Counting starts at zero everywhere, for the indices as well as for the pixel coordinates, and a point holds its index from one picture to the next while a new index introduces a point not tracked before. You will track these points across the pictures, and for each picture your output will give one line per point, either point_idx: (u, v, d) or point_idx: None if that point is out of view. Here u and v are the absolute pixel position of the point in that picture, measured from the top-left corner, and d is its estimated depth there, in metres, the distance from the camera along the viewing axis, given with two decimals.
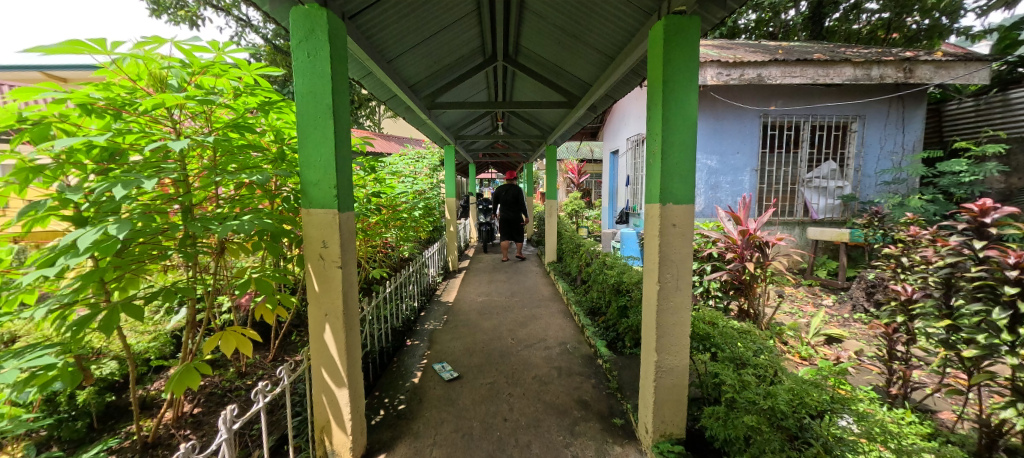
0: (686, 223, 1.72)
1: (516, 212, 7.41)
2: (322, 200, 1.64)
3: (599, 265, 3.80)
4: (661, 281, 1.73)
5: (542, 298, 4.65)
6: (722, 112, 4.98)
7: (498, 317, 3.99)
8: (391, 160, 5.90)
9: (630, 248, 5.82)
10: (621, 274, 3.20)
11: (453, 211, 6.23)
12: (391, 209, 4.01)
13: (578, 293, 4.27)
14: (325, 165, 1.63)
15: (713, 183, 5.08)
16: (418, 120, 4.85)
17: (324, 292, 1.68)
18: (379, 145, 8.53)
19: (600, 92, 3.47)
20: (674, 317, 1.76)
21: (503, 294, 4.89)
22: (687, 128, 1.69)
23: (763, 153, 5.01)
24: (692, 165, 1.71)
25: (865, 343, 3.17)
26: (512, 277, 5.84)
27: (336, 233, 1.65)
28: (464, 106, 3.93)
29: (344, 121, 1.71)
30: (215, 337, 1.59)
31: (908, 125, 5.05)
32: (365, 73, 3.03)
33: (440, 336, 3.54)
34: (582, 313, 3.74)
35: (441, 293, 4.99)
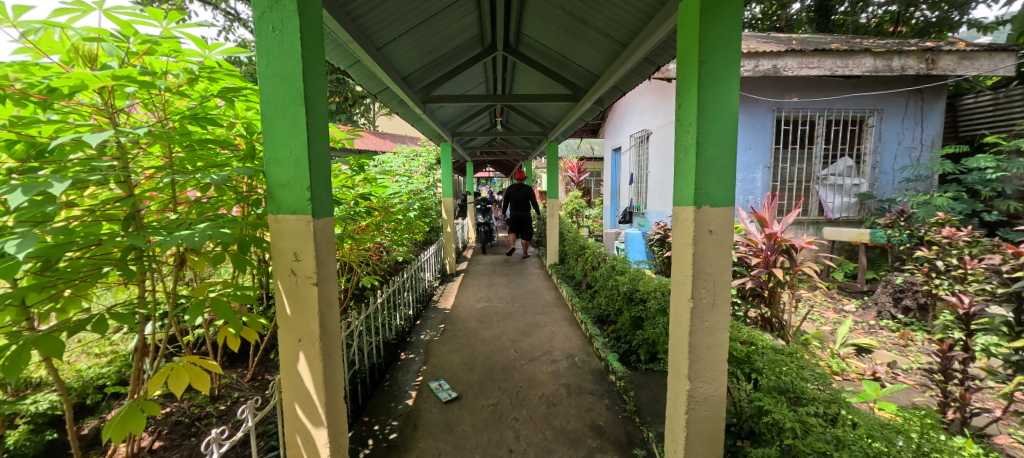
0: (724, 229, 1.47)
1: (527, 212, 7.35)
2: (293, 204, 1.37)
3: (608, 269, 3.53)
4: (694, 297, 1.47)
5: (546, 303, 4.39)
6: None
7: (499, 326, 3.73)
8: (385, 159, 5.63)
9: (634, 249, 5.56)
10: (634, 281, 2.94)
11: (450, 212, 5.96)
12: (380, 211, 3.78)
13: (584, 299, 4.01)
14: (295, 162, 1.36)
15: None
16: (413, 116, 4.57)
17: (297, 314, 1.42)
18: (373, 143, 8.25)
19: (608, 84, 3.22)
20: (709, 339, 1.50)
21: (504, 299, 4.61)
22: (725, 116, 1.43)
23: (775, 149, 4.76)
24: (731, 160, 1.45)
25: (898, 354, 2.93)
26: (512, 280, 5.57)
27: (310, 245, 1.38)
28: (461, 100, 3.67)
29: (320, 110, 1.43)
30: (165, 370, 1.32)
31: (928, 119, 4.82)
32: (353, 61, 2.75)
33: (436, 348, 3.28)
34: (589, 321, 3.49)
35: (439, 298, 4.73)
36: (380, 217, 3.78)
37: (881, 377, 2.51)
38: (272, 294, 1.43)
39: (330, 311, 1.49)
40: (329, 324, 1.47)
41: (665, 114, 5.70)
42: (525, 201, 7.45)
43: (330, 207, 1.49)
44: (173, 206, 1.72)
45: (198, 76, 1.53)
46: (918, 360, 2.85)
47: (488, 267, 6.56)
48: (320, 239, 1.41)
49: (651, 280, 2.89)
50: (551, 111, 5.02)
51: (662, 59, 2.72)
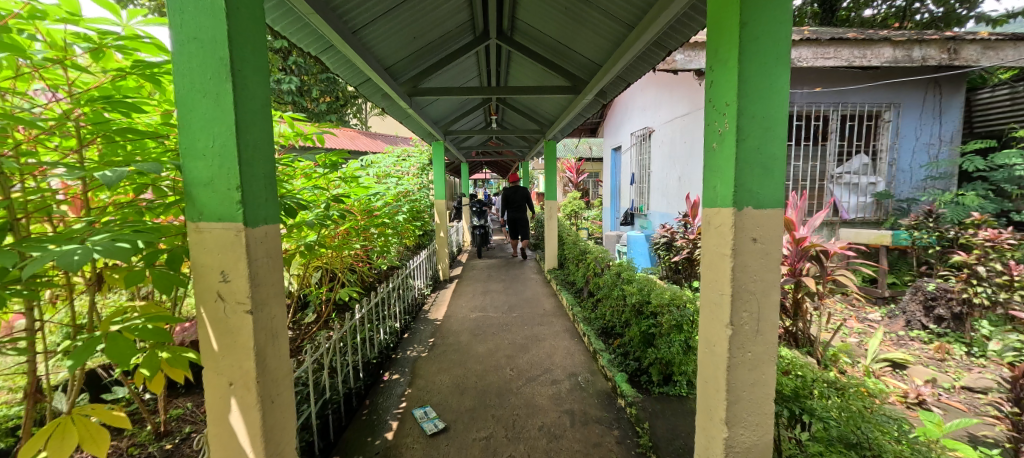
0: (771, 236, 1.16)
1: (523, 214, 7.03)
2: (217, 209, 1.06)
3: (613, 277, 3.22)
4: (733, 324, 1.17)
5: (544, 313, 4.08)
6: None
7: (493, 339, 3.41)
8: (372, 159, 5.32)
9: (636, 253, 5.29)
10: (643, 290, 2.63)
11: (442, 215, 5.63)
12: (358, 214, 3.44)
13: (586, 309, 3.70)
14: (219, 155, 1.04)
15: None
16: (402, 113, 4.27)
17: (226, 350, 1.10)
18: (363, 143, 7.95)
19: (611, 74, 2.92)
20: (752, 374, 1.19)
21: (500, 308, 4.29)
22: (771, 94, 1.12)
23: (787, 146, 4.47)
24: (779, 150, 1.14)
25: (937, 370, 2.64)
26: (509, 286, 5.25)
27: (242, 262, 1.07)
28: (452, 93, 3.36)
29: (258, 89, 1.12)
30: (48, 430, 1.00)
31: (946, 113, 4.55)
32: (325, 46, 2.43)
33: (423, 365, 2.96)
34: (593, 334, 3.18)
35: (430, 307, 4.39)
36: (357, 218, 3.43)
37: (926, 400, 2.21)
38: (197, 325, 1.12)
39: (275, 345, 1.18)
40: (273, 362, 1.16)
41: (668, 110, 5.41)
42: (522, 203, 7.19)
43: (274, 212, 1.18)
44: (91, 210, 1.40)
45: (105, 47, 1.21)
46: (960, 377, 2.56)
47: (483, 272, 6.24)
48: (256, 254, 1.10)
49: (665, 290, 2.58)
50: (549, 105, 4.73)
51: (673, 43, 2.42)
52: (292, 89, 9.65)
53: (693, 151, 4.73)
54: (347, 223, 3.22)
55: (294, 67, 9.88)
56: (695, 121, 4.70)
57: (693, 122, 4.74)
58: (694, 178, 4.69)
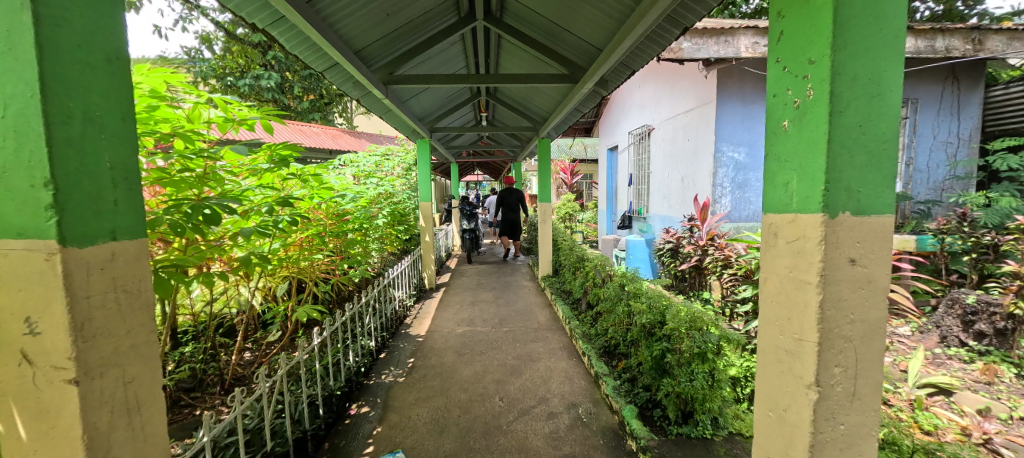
0: (876, 255, 0.79)
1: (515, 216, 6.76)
2: (16, 217, 0.66)
3: (616, 289, 2.84)
4: (820, 384, 0.80)
5: (538, 327, 3.69)
6: (752, 93, 4.08)
7: (481, 360, 3.00)
8: (350, 158, 4.90)
9: (636, 259, 4.98)
10: (654, 308, 2.25)
11: (428, 218, 5.22)
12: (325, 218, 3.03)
13: (585, 324, 3.32)
14: (16, 130, 0.65)
15: (741, 181, 4.18)
16: (381, 106, 3.89)
17: (42, 441, 0.70)
18: (346, 143, 7.53)
19: (614, 59, 2.55)
20: (845, 453, 0.82)
21: (489, 321, 3.89)
22: (877, 45, 0.76)
23: None
24: (887, 128, 0.77)
25: (989, 396, 2.30)
26: (500, 296, 4.85)
27: (58, 302, 0.68)
28: (433, 81, 2.98)
29: (96, 31, 0.72)
30: None
31: (964, 110, 4.29)
32: (275, 18, 2.01)
33: (399, 393, 2.55)
34: (594, 354, 2.80)
35: (412, 320, 3.97)
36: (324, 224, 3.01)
37: (993, 440, 1.87)
38: None
39: (135, 424, 0.78)
40: (126, 455, 0.75)
41: (669, 106, 5.06)
42: (516, 205, 6.86)
43: (133, 218, 0.79)
44: None
45: None
46: (1016, 405, 2.21)
47: (473, 279, 5.83)
48: (88, 290, 0.70)
49: (682, 308, 2.19)
50: (543, 99, 4.38)
51: (690, 19, 2.04)
52: (273, 86, 9.17)
53: (697, 149, 4.39)
54: (310, 229, 2.81)
55: (273, 62, 9.38)
56: (699, 118, 4.37)
57: (696, 119, 4.42)
58: (699, 179, 4.36)
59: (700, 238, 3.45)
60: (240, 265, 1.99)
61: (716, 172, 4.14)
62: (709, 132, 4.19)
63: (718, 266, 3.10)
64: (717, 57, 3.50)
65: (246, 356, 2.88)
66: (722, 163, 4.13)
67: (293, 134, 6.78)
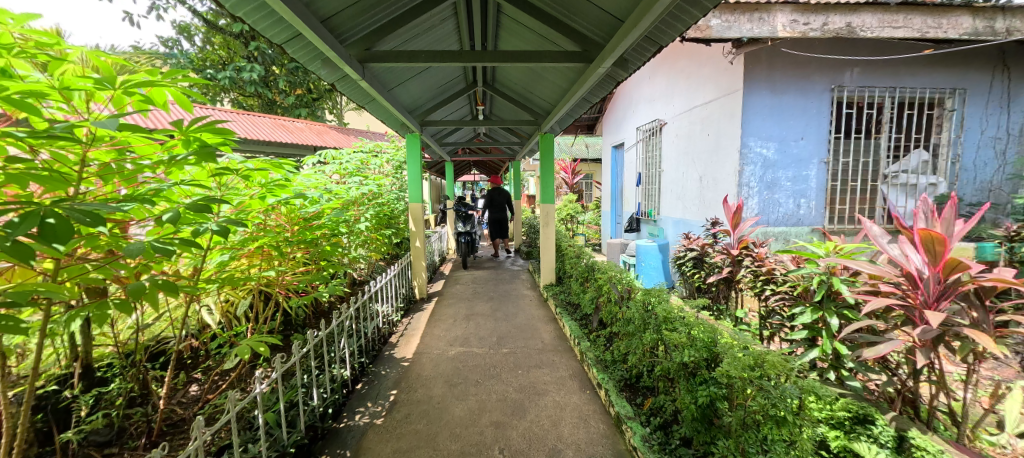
0: None
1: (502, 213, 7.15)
2: None
3: (638, 308, 2.36)
4: None
5: (543, 348, 3.20)
6: (782, 82, 3.65)
7: (476, 394, 2.51)
8: (332, 154, 4.40)
9: (649, 267, 4.54)
10: (695, 337, 1.78)
11: (418, 221, 4.73)
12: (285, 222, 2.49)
13: (598, 348, 2.85)
14: None
15: (770, 180, 3.72)
16: (363, 93, 3.43)
17: None
18: (332, 139, 7.02)
19: (639, 30, 2.03)
20: None
21: (485, 340, 3.40)
22: None
23: (834, 139, 3.72)
24: None
25: None
26: (498, 308, 4.36)
27: None
28: (417, 59, 2.50)
29: None
30: None
31: (1016, 102, 3.85)
32: None
33: (374, 442, 2.06)
34: (614, 389, 2.32)
35: (398, 339, 3.47)
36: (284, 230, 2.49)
37: None
38: None
39: None
40: None
41: (684, 98, 4.61)
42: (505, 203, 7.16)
43: None
44: None
45: None
46: None
47: (467, 288, 5.33)
48: None
49: (732, 339, 1.74)
50: (548, 86, 3.92)
51: None
52: (255, 79, 8.62)
53: (719, 145, 3.94)
54: (263, 236, 2.28)
55: (256, 54, 8.82)
56: (721, 110, 3.92)
57: (718, 112, 3.97)
58: (722, 178, 3.90)
59: (731, 246, 2.95)
60: (143, 289, 1.41)
61: (742, 170, 3.68)
62: (734, 126, 3.74)
63: (758, 282, 2.57)
64: (750, 38, 3.07)
65: (194, 388, 2.40)
66: (749, 159, 3.68)
67: (273, 131, 6.37)
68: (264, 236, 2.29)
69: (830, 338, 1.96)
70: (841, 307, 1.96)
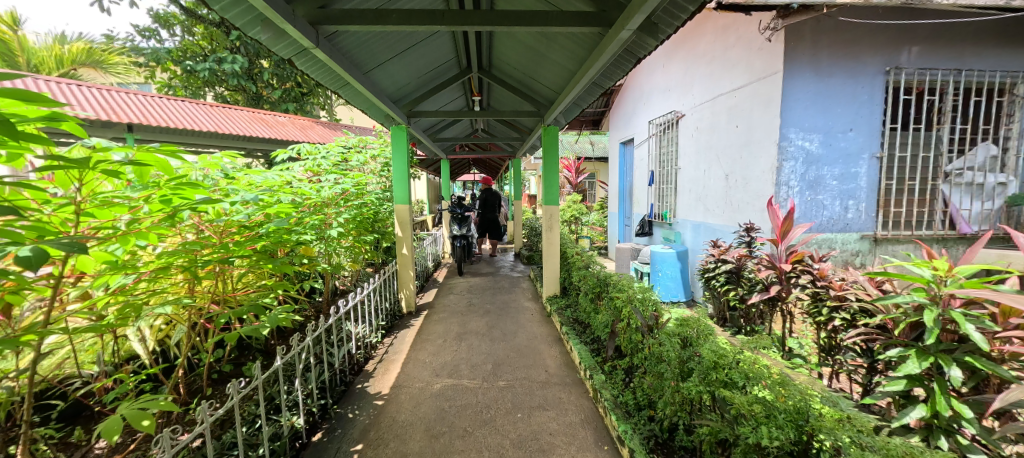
0: None
1: (493, 213, 7.13)
2: None
3: (671, 344, 1.81)
4: None
5: (548, 380, 2.66)
6: (828, 64, 3.11)
7: (463, 452, 1.96)
8: (307, 148, 3.88)
9: (665, 276, 4.13)
10: (770, 404, 1.25)
11: (406, 225, 4.20)
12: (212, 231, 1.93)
13: (616, 386, 2.31)
14: None
15: (813, 179, 3.18)
16: (332, 75, 2.90)
17: None
18: (317, 135, 6.46)
19: None
20: None
21: (479, 369, 2.85)
22: None
23: (889, 131, 3.16)
24: None
25: None
26: (495, 325, 3.80)
27: None
28: (385, 23, 1.97)
29: None
30: None
31: None
32: None
33: None
34: (642, 449, 1.78)
35: (375, 366, 2.94)
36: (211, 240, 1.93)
37: None
38: None
39: None
40: None
41: (706, 86, 4.07)
42: (497, 205, 7.07)
43: None
44: None
45: None
46: None
47: (461, 299, 4.77)
48: None
49: (826, 410, 1.22)
50: (552, 69, 3.38)
51: None
52: (237, 70, 8.11)
53: (752, 138, 3.39)
54: (179, 251, 1.73)
55: (240, 44, 8.30)
56: (753, 97, 3.36)
57: (749, 100, 3.42)
58: (755, 176, 3.35)
59: (780, 259, 2.38)
60: None
61: (781, 167, 3.13)
62: (770, 115, 3.20)
63: (822, 309, 2.02)
64: (800, 4, 2.60)
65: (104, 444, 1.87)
66: (789, 154, 3.13)
67: (249, 124, 5.89)
68: (180, 250, 1.75)
69: (948, 395, 1.41)
70: (960, 353, 1.44)
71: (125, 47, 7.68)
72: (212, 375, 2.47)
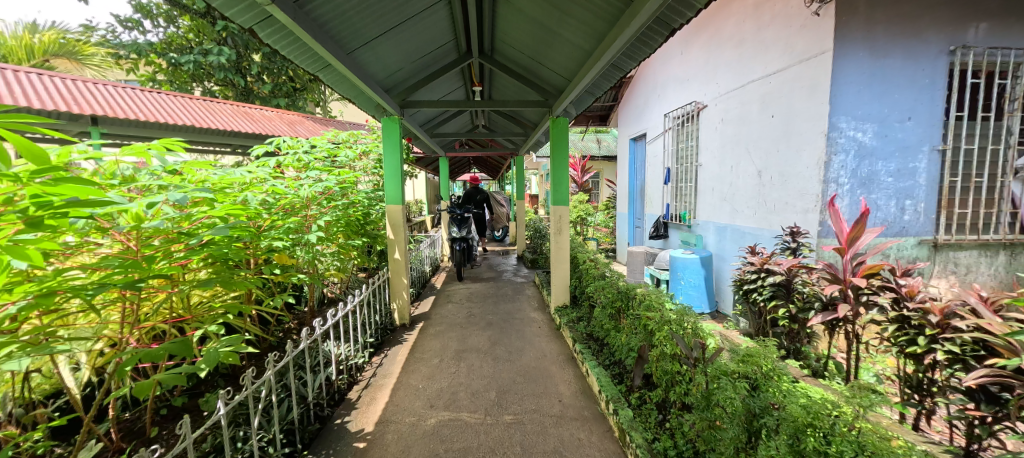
0: None
1: (478, 205, 6.70)
2: None
3: (732, 387, 1.39)
4: None
5: (563, 415, 2.23)
6: (883, 42, 2.69)
7: None
8: (288, 141, 3.45)
9: (687, 284, 3.74)
10: None
11: (398, 227, 3.78)
12: (141, 240, 1.52)
13: (650, 428, 1.88)
14: None
15: (866, 175, 2.77)
16: (308, 53, 2.47)
17: None
18: (306, 130, 6.02)
19: None
20: None
21: (481, 398, 2.42)
22: None
23: (953, 121, 2.74)
24: None
25: None
26: (498, 341, 3.37)
27: None
28: None
29: None
30: None
31: None
32: None
33: None
34: None
35: (359, 393, 2.51)
36: (136, 251, 1.50)
37: None
38: None
39: None
40: None
41: (734, 72, 3.64)
42: (480, 195, 6.62)
43: None
44: None
45: None
46: None
47: (460, 309, 4.33)
48: None
49: None
50: (563, 51, 2.96)
51: None
52: (223, 63, 7.66)
53: (793, 129, 2.97)
54: (82, 268, 1.30)
55: (226, 35, 7.85)
56: (795, 82, 2.94)
57: (789, 85, 3.00)
58: (797, 173, 2.93)
59: (847, 273, 1.97)
60: None
61: (829, 161, 2.71)
62: (816, 102, 2.78)
63: (918, 338, 1.60)
64: None
65: None
66: (839, 146, 2.71)
67: (232, 118, 5.45)
68: (86, 267, 1.31)
69: None
70: None
71: (105, 38, 7.27)
72: (160, 410, 2.05)
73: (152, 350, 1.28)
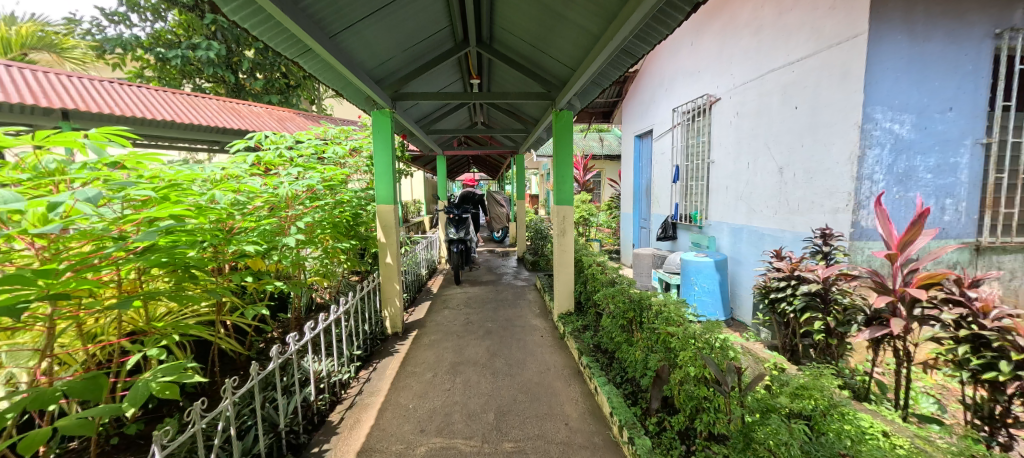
0: None
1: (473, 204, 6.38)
2: None
3: (788, 428, 1.12)
4: None
5: (570, 442, 1.97)
6: (922, 24, 2.44)
7: None
8: (272, 135, 3.18)
9: (701, 290, 3.47)
10: None
11: (390, 228, 3.51)
12: (61, 248, 1.24)
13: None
14: None
15: (903, 171, 2.51)
16: (285, 35, 2.21)
17: None
18: (295, 127, 5.74)
19: None
20: None
21: (477, 421, 2.16)
22: None
23: (999, 112, 2.48)
24: None
25: None
26: (498, 352, 3.11)
27: None
28: None
29: None
30: None
31: None
32: None
33: None
34: None
35: (342, 415, 2.24)
36: (53, 260, 1.22)
37: None
38: None
39: None
40: None
41: (751, 62, 3.39)
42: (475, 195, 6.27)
43: None
44: None
45: None
46: None
47: (457, 315, 4.07)
48: None
49: None
50: (569, 35, 2.69)
51: None
52: (212, 58, 7.41)
53: (821, 121, 2.70)
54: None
55: (216, 30, 7.61)
56: (822, 70, 2.69)
57: (815, 74, 2.74)
58: (826, 169, 2.66)
59: (899, 283, 1.71)
60: None
61: (863, 156, 2.46)
62: (847, 91, 2.52)
63: (998, 363, 1.35)
64: None
65: None
66: (874, 139, 2.45)
67: (216, 114, 5.17)
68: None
69: None
70: None
71: (90, 32, 7.02)
72: (110, 440, 1.77)
73: (44, 389, 1.00)
